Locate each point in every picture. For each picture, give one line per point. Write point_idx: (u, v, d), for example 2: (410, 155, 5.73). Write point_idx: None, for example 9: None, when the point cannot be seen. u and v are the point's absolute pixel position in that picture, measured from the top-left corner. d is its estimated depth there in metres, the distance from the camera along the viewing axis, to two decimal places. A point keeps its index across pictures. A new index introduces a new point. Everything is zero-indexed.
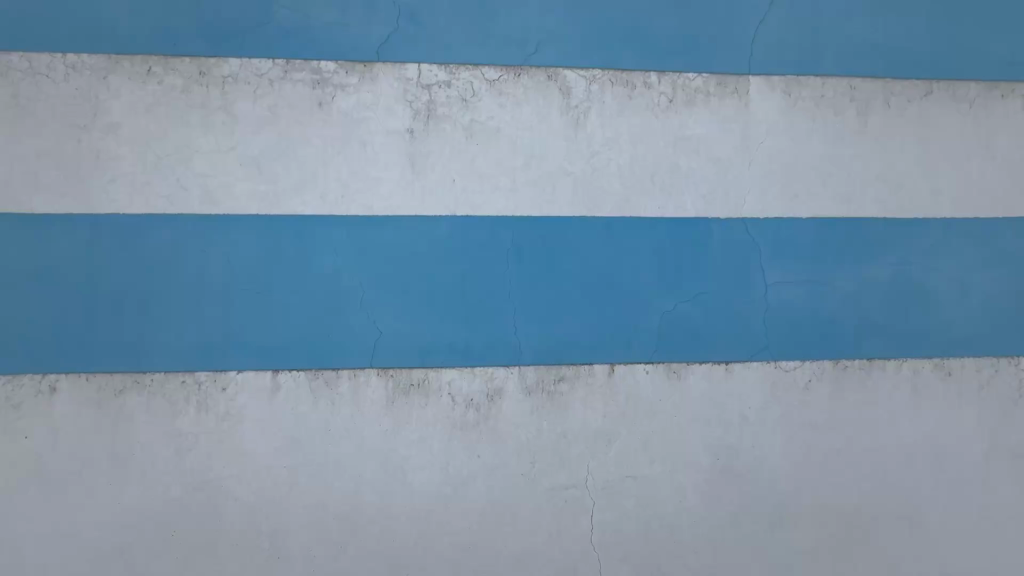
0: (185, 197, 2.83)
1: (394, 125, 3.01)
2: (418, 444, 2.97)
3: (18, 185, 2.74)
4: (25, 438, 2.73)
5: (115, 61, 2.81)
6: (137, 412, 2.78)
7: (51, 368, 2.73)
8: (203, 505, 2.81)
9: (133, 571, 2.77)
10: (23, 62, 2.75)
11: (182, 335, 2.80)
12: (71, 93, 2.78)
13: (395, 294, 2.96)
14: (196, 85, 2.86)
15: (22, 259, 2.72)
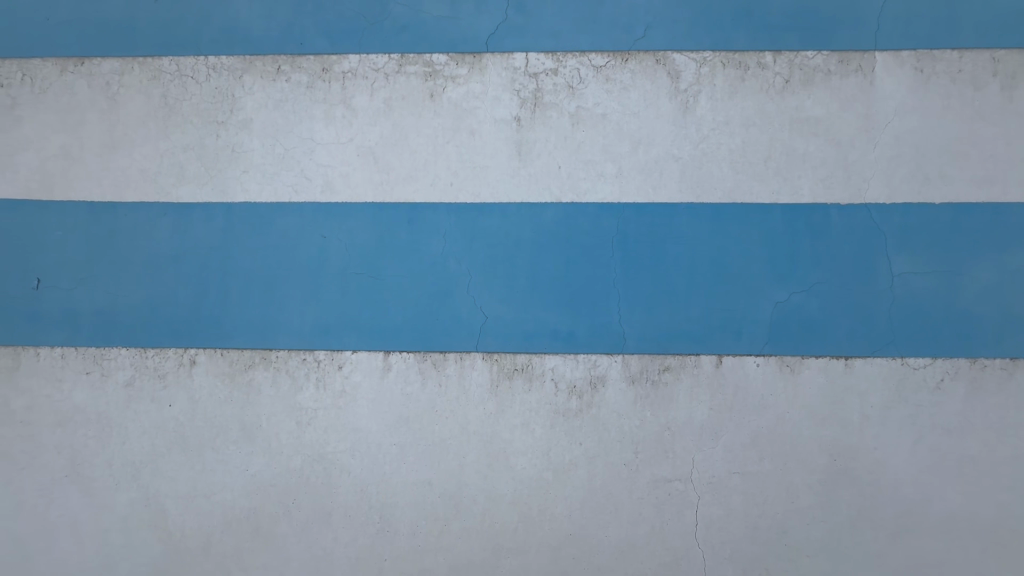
0: (308, 187, 3.01)
1: (501, 114, 3.04)
2: (520, 429, 3.02)
3: (167, 178, 2.98)
4: (170, 406, 2.95)
5: (249, 61, 3.01)
6: (264, 386, 2.98)
7: (191, 342, 2.96)
8: (320, 476, 2.99)
9: (259, 535, 2.97)
10: (172, 65, 2.99)
11: (305, 316, 2.99)
12: (212, 93, 3.00)
13: (500, 280, 3.01)
14: (320, 82, 3.02)
15: (168, 242, 2.96)
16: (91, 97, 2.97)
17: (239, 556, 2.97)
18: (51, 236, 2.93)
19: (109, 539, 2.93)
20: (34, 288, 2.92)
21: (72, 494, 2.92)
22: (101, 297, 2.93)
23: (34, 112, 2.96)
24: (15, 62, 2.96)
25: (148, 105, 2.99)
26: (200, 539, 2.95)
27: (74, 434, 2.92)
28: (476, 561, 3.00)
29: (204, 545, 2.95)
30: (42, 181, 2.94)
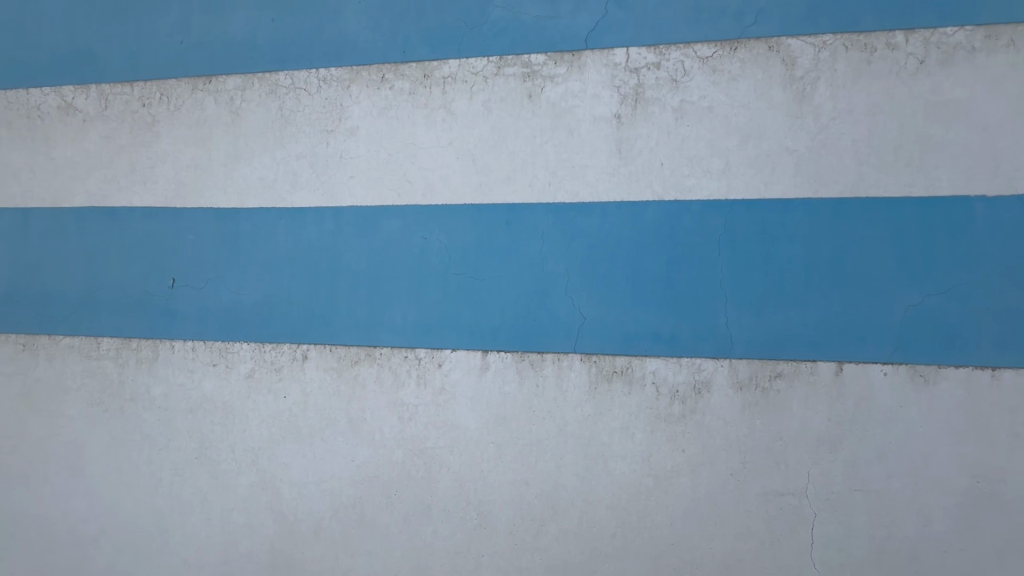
0: (411, 190, 3.11)
1: (601, 111, 2.99)
2: (619, 432, 2.95)
3: (283, 184, 3.16)
4: (285, 397, 3.14)
5: (356, 71, 3.14)
6: (369, 381, 3.11)
7: (304, 339, 3.13)
8: (421, 470, 3.07)
9: (364, 523, 3.10)
10: (287, 79, 3.16)
11: (406, 314, 3.09)
12: (323, 103, 3.16)
13: (599, 281, 2.96)
14: (422, 88, 3.11)
15: (284, 244, 3.15)
16: (217, 112, 3.19)
17: (345, 542, 3.11)
18: (183, 240, 3.19)
19: (232, 519, 3.15)
20: (169, 288, 3.19)
21: (202, 476, 3.16)
22: (226, 295, 3.16)
23: (169, 126, 3.21)
24: (153, 83, 3.22)
25: (267, 117, 3.18)
26: (311, 523, 3.12)
27: (203, 420, 3.15)
28: (572, 564, 2.97)
29: (314, 529, 3.12)
30: (176, 192, 3.20)
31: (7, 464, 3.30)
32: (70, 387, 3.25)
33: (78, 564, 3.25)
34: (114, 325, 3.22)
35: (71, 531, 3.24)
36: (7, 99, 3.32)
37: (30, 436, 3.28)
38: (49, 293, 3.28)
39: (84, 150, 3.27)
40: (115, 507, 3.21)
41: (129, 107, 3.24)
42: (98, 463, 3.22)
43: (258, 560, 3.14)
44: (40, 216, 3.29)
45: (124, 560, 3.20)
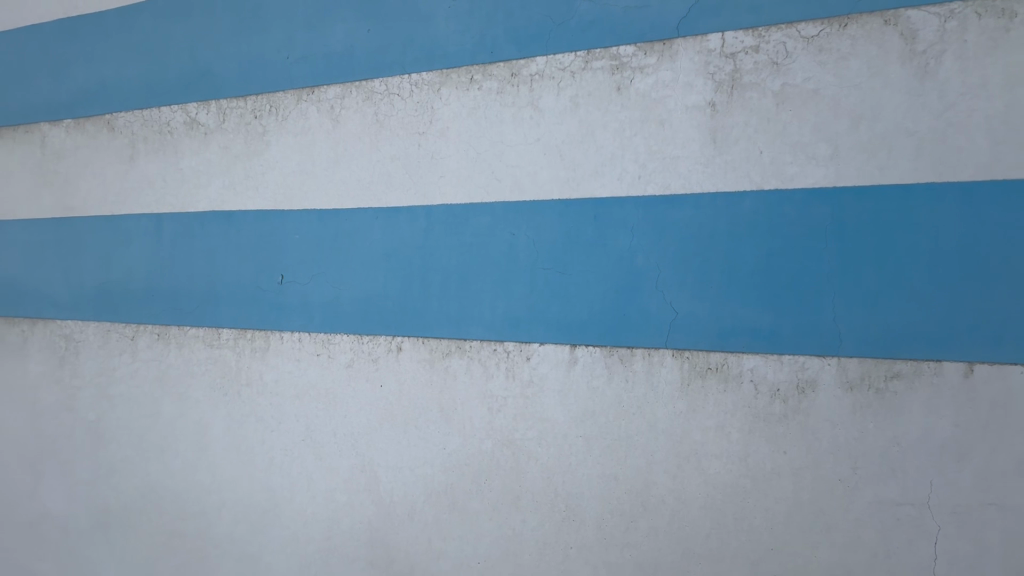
0: (499, 187, 3.16)
1: (694, 100, 2.89)
2: (714, 431, 2.86)
3: (379, 185, 3.34)
4: (381, 386, 3.33)
5: (447, 74, 3.23)
6: (459, 372, 3.20)
7: (400, 331, 3.29)
8: (510, 461, 3.12)
9: (457, 509, 3.20)
10: (382, 85, 3.33)
11: (496, 309, 3.13)
12: (415, 107, 3.29)
13: (693, 275, 2.85)
14: (510, 86, 3.15)
15: (380, 241, 3.32)
16: (319, 121, 3.43)
17: (438, 526, 3.23)
18: (290, 239, 3.46)
19: (334, 497, 3.39)
20: (278, 283, 3.47)
21: (309, 457, 3.43)
22: (328, 291, 3.39)
23: (277, 136, 3.50)
24: (263, 97, 3.52)
25: (364, 123, 3.37)
26: (406, 506, 3.27)
27: (309, 405, 3.43)
28: (663, 563, 2.91)
29: (409, 512, 3.27)
30: (284, 195, 3.48)
31: (148, 439, 3.76)
32: (196, 372, 3.64)
33: (203, 531, 3.62)
34: (233, 317, 3.56)
35: (198, 501, 3.63)
36: (142, 118, 3.79)
37: (164, 414, 3.72)
38: (178, 289, 3.69)
39: (205, 160, 3.64)
40: (231, 482, 3.56)
41: (243, 119, 3.56)
42: (221, 441, 3.59)
43: (359, 537, 3.34)
44: (171, 221, 3.71)
45: (241, 530, 3.54)
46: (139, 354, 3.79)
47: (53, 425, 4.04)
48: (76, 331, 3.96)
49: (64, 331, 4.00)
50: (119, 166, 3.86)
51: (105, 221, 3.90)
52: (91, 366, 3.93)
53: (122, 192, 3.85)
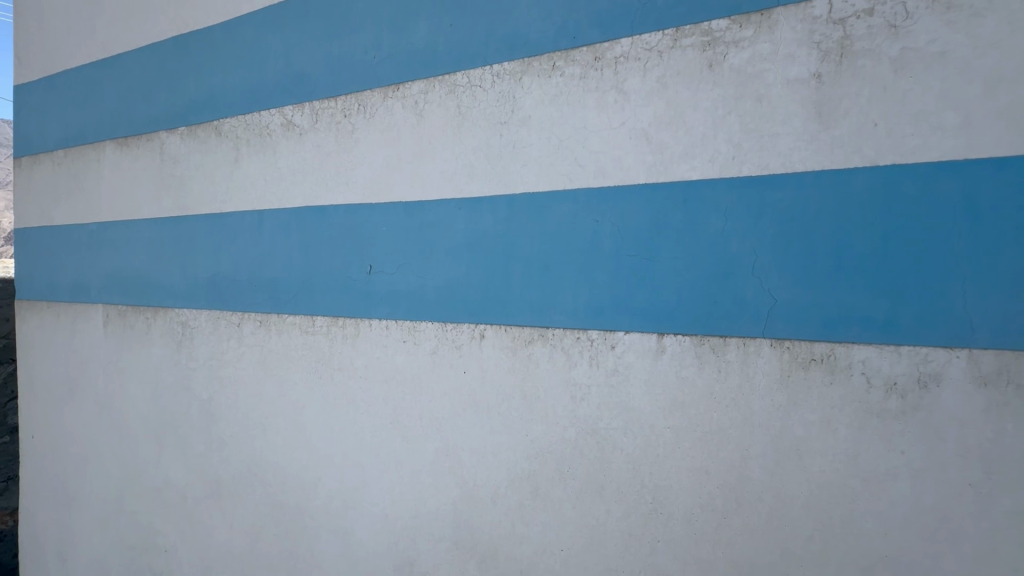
0: (582, 174, 2.92)
1: (796, 73, 2.49)
2: (818, 426, 2.47)
3: (460, 176, 3.25)
4: (464, 372, 3.26)
5: (528, 62, 3.05)
6: (543, 361, 3.04)
7: (482, 319, 3.18)
8: (594, 450, 2.92)
9: (539, 496, 3.06)
10: (464, 78, 3.22)
11: (578, 297, 2.91)
12: (496, 98, 3.15)
13: (794, 259, 2.47)
14: (593, 71, 2.90)
15: (461, 233, 3.22)
16: (404, 116, 3.44)
17: (521, 511, 3.11)
18: (378, 231, 3.50)
19: (420, 479, 3.40)
20: (367, 274, 3.53)
21: (396, 439, 3.48)
22: (414, 280, 3.37)
23: (365, 132, 3.57)
24: (352, 95, 3.60)
25: (446, 116, 3.29)
26: (489, 491, 3.20)
27: (396, 389, 3.47)
28: (761, 564, 2.57)
29: (493, 496, 3.18)
30: (373, 189, 3.53)
31: (253, 417, 4.02)
32: (295, 358, 3.84)
33: (303, 503, 3.82)
34: (326, 306, 3.70)
35: (298, 475, 3.83)
36: (244, 122, 4.04)
37: (267, 395, 3.96)
38: (277, 280, 3.90)
39: (300, 159, 3.82)
40: (327, 459, 3.72)
41: (335, 118, 3.67)
42: (317, 422, 3.76)
43: (444, 518, 3.32)
44: (270, 216, 3.92)
45: (336, 504, 3.69)
46: (244, 339, 4.06)
47: (176, 401, 4.44)
48: (190, 319, 4.34)
49: (182, 319, 4.39)
50: (226, 167, 4.13)
51: (214, 218, 4.19)
52: (203, 350, 4.28)
53: (229, 192, 4.12)
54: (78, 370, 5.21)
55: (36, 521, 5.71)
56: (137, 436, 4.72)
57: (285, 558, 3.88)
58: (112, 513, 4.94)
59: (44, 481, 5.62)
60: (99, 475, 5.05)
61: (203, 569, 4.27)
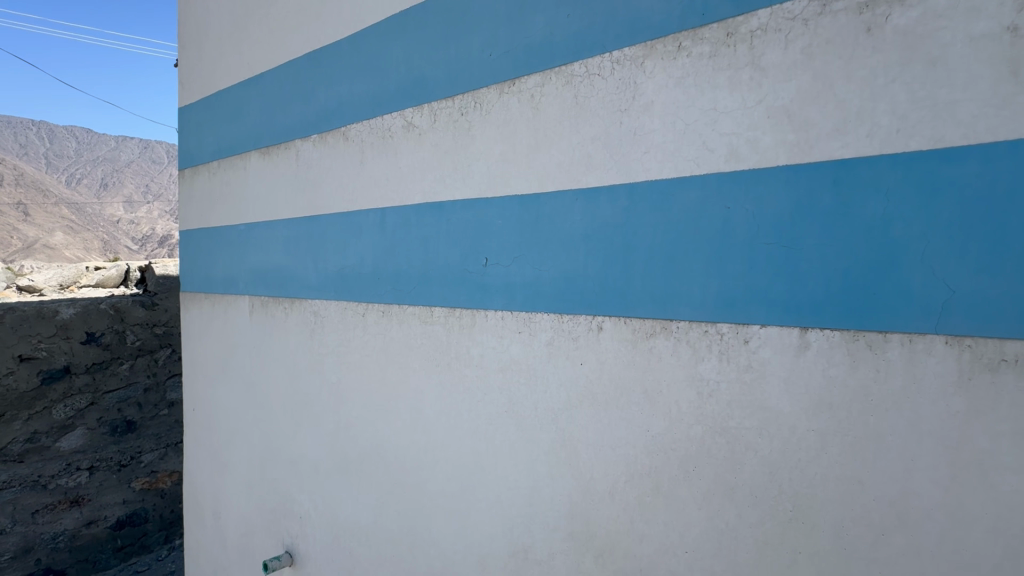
0: (711, 159, 2.65)
1: (982, 28, 2.05)
2: (1009, 438, 2.05)
3: (577, 167, 3.11)
4: (581, 363, 3.12)
5: (651, 45, 2.82)
6: (665, 355, 2.81)
7: (600, 310, 3.03)
8: (723, 451, 2.66)
9: (661, 493, 2.85)
10: (581, 67, 3.08)
11: (707, 288, 2.66)
12: (616, 85, 2.96)
13: (978, 244, 2.08)
14: (724, 48, 2.61)
15: (579, 223, 3.10)
16: (520, 110, 3.36)
17: (640, 509, 2.93)
18: (495, 224, 3.48)
19: (535, 468, 3.33)
20: (483, 266, 3.54)
21: (511, 427, 3.44)
22: (529, 272, 3.31)
23: (482, 128, 3.55)
24: (469, 94, 3.61)
25: (564, 107, 3.17)
26: (607, 484, 3.04)
27: (512, 378, 3.43)
28: None
29: (610, 490, 3.03)
30: (490, 183, 3.51)
31: (376, 400, 4.21)
32: (415, 346, 3.96)
33: (422, 483, 3.93)
34: (444, 298, 3.77)
35: (417, 456, 3.95)
36: (369, 127, 4.23)
37: (389, 380, 4.13)
38: (399, 272, 4.05)
39: (419, 159, 3.91)
40: (444, 443, 3.79)
41: (452, 117, 3.71)
42: (435, 409, 3.84)
43: (559, 508, 3.23)
44: (392, 213, 4.08)
45: (452, 487, 3.74)
46: (369, 328, 4.26)
47: (309, 383, 4.75)
48: (321, 309, 4.63)
49: (314, 309, 4.70)
50: (353, 168, 4.35)
51: (342, 216, 4.44)
52: (332, 337, 4.54)
53: (355, 190, 4.34)
54: (228, 351, 5.73)
55: (196, 482, 6.38)
56: (275, 413, 5.12)
57: (406, 533, 4.03)
58: (255, 481, 5.41)
59: (201, 448, 6.26)
60: (244, 447, 5.55)
61: (333, 538, 4.56)
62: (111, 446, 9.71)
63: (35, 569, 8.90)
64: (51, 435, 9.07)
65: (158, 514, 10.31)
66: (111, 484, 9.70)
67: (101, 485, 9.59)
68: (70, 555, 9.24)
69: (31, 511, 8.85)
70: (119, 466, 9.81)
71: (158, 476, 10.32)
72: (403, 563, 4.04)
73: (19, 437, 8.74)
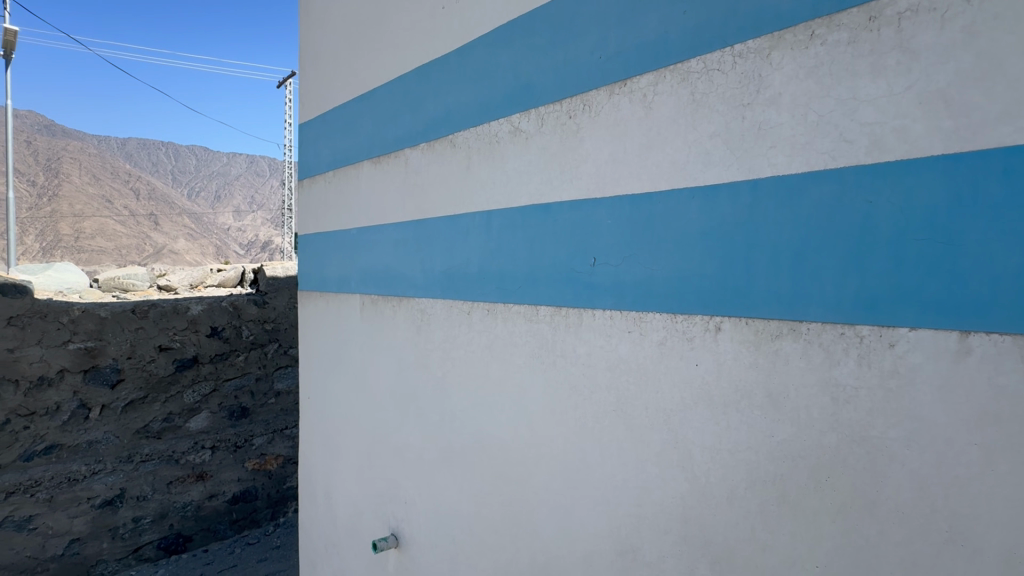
0: (850, 150, 2.47)
1: None
2: None
3: (694, 164, 3.00)
4: (696, 364, 2.99)
5: (779, 36, 2.68)
6: (794, 358, 2.65)
7: (719, 310, 2.90)
8: (862, 462, 2.45)
9: (788, 503, 2.66)
10: (699, 63, 2.97)
11: (843, 287, 2.48)
12: (738, 79, 2.82)
13: None
14: (865, 33, 2.43)
15: (694, 222, 2.99)
16: (631, 110, 3.29)
17: (764, 517, 2.74)
18: (603, 225, 3.44)
19: (644, 469, 3.22)
20: (591, 266, 3.51)
21: (618, 427, 3.35)
22: (640, 271, 3.24)
23: (590, 130, 3.51)
24: (578, 97, 3.59)
25: (678, 105, 3.06)
26: (724, 488, 2.88)
27: (620, 377, 3.35)
28: None
29: (728, 496, 2.86)
30: (600, 184, 3.47)
31: (482, 394, 4.28)
32: (520, 343, 3.99)
33: (526, 478, 3.94)
34: (549, 297, 3.77)
35: (522, 451, 3.97)
36: (476, 134, 4.31)
37: (494, 376, 4.19)
38: (504, 272, 4.11)
39: (526, 162, 3.93)
40: (549, 439, 3.77)
41: (560, 120, 3.70)
42: (539, 405, 3.84)
43: (672, 510, 3.09)
44: (498, 215, 4.14)
45: (557, 483, 3.71)
46: (474, 325, 4.35)
47: (417, 375, 4.91)
48: (428, 307, 4.79)
49: (421, 307, 4.86)
50: (459, 174, 4.46)
51: (449, 218, 4.57)
52: (438, 334, 4.68)
53: (462, 194, 4.44)
54: (340, 344, 6.04)
55: (311, 465, 6.76)
56: (384, 402, 5.33)
57: (510, 525, 4.05)
58: (364, 466, 5.65)
59: (315, 433, 6.62)
60: (355, 433, 5.81)
61: (437, 524, 4.68)
62: (229, 429, 10.53)
63: (168, 532, 9.81)
64: (183, 416, 10.00)
65: (268, 493, 11.03)
66: (229, 462, 10.50)
67: (220, 463, 10.40)
68: (195, 523, 10.10)
69: (165, 482, 9.77)
70: (235, 447, 10.59)
71: (266, 458, 10.99)
72: (508, 555, 4.06)
73: (157, 415, 9.73)
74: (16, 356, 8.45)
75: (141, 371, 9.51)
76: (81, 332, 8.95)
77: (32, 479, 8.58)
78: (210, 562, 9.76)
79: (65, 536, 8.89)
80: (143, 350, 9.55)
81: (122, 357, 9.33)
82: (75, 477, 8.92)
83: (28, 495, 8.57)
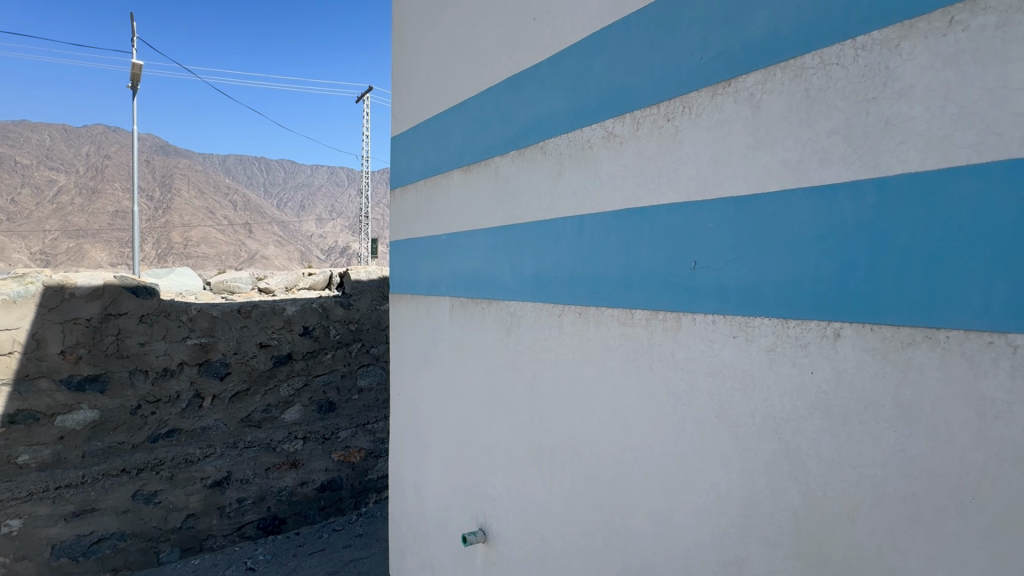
0: (1000, 143, 2.24)
1: None
2: None
3: (809, 163, 2.83)
4: (812, 372, 2.82)
5: (910, 25, 2.48)
6: (929, 368, 2.43)
7: (841, 316, 2.72)
8: (1016, 483, 2.19)
9: (921, 524, 2.43)
10: (814, 59, 2.81)
11: (991, 292, 2.26)
12: (861, 72, 2.65)
13: None
14: (1018, 15, 2.20)
15: (809, 224, 2.83)
16: (736, 110, 3.15)
17: (892, 537, 2.52)
18: (705, 228, 3.32)
19: (751, 479, 3.07)
20: (692, 269, 3.40)
21: (722, 434, 3.21)
22: (747, 275, 3.11)
23: (690, 133, 3.40)
24: (677, 99, 3.48)
25: (791, 102, 2.91)
26: (844, 503, 2.69)
27: (723, 383, 3.21)
28: None
29: (849, 512, 2.67)
30: (700, 188, 3.35)
31: (573, 396, 4.25)
32: (615, 345, 3.92)
33: (620, 481, 3.86)
34: (646, 301, 3.69)
35: (615, 454, 3.89)
36: (568, 139, 4.29)
37: (586, 378, 4.14)
38: (598, 275, 4.06)
39: (620, 166, 3.87)
40: (644, 444, 3.68)
41: (657, 124, 3.61)
42: (634, 408, 3.76)
43: (782, 524, 2.93)
44: (591, 220, 4.10)
45: (653, 488, 3.62)
46: (565, 328, 4.32)
47: (507, 374, 4.94)
48: (518, 309, 4.81)
49: (511, 309, 4.90)
50: (551, 180, 4.45)
51: (540, 224, 4.57)
52: (528, 335, 4.70)
53: (552, 201, 4.44)
54: (430, 343, 6.19)
55: (401, 458, 6.95)
56: (474, 400, 5.39)
57: (602, 528, 3.99)
58: (454, 460, 5.74)
59: (406, 427, 6.80)
60: (445, 428, 5.91)
61: (527, 521, 4.69)
62: (317, 421, 11.04)
63: (267, 514, 10.42)
64: (279, 408, 10.60)
65: (352, 483, 11.44)
66: (318, 453, 11.01)
67: (311, 453, 10.92)
68: (289, 507, 10.67)
69: (264, 467, 10.39)
70: (324, 438, 11.09)
71: (350, 450, 11.41)
72: (601, 558, 3.99)
73: (256, 406, 10.37)
74: (146, 349, 9.26)
75: (245, 366, 10.18)
76: (197, 330, 9.73)
77: (156, 459, 9.35)
78: (303, 544, 10.28)
79: (182, 511, 9.65)
80: (246, 347, 10.19)
81: (230, 352, 10.03)
82: (190, 459, 9.66)
83: (153, 473, 9.36)
